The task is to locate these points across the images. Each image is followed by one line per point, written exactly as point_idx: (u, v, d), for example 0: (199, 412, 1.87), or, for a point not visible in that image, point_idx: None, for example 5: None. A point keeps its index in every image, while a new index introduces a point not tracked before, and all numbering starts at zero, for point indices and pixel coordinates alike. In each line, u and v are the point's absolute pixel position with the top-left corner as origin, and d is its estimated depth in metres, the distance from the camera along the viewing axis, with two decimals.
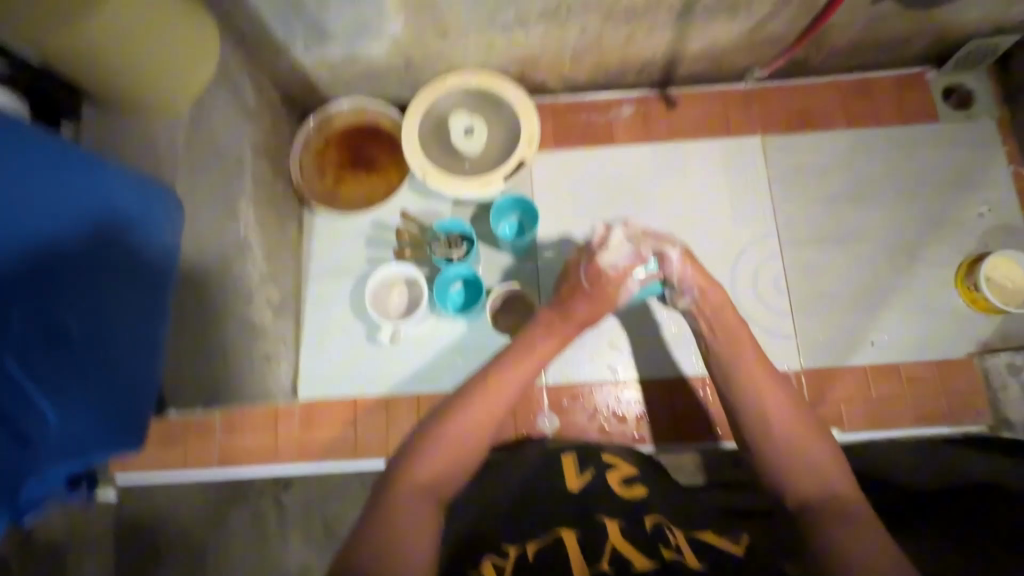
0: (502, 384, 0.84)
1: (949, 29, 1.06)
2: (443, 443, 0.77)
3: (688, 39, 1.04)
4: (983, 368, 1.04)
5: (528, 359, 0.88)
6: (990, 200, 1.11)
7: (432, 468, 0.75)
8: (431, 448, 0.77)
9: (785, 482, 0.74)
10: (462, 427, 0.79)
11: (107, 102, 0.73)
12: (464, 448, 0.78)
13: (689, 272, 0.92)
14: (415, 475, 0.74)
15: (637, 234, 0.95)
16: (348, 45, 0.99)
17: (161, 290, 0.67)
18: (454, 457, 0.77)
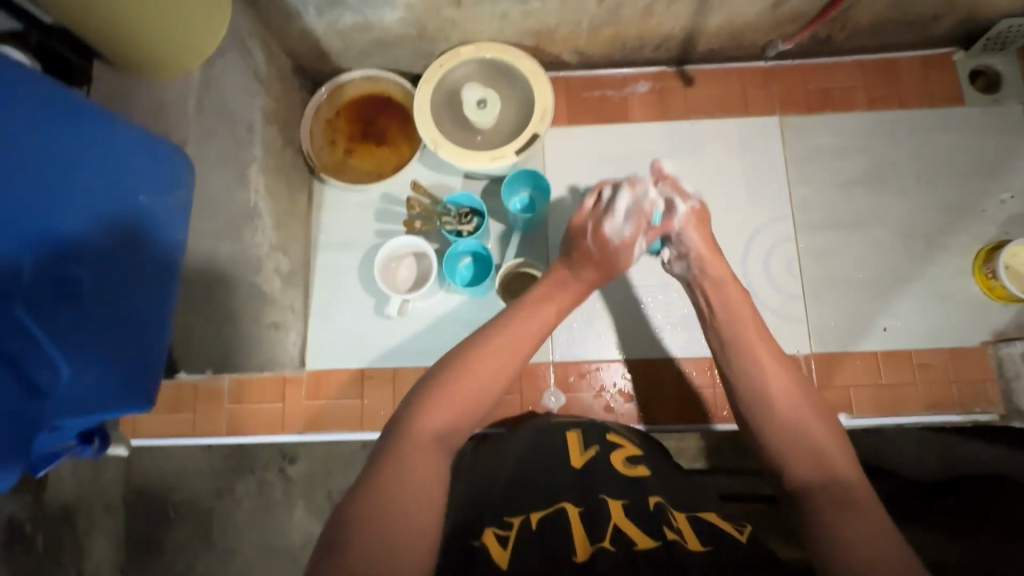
0: (519, 331, 0.77)
1: (980, 8, 1.03)
2: (453, 398, 0.68)
3: (709, 14, 1.02)
4: (997, 357, 1.03)
5: (545, 308, 0.82)
6: (1013, 186, 1.10)
7: (440, 425, 0.66)
8: (439, 401, 0.67)
9: (787, 464, 0.69)
10: (474, 381, 0.70)
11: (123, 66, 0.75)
12: (474, 405, 0.69)
13: (693, 232, 0.90)
14: (418, 433, 0.64)
15: (660, 176, 0.93)
16: (361, 12, 0.98)
17: (168, 249, 0.70)
18: (463, 415, 0.68)
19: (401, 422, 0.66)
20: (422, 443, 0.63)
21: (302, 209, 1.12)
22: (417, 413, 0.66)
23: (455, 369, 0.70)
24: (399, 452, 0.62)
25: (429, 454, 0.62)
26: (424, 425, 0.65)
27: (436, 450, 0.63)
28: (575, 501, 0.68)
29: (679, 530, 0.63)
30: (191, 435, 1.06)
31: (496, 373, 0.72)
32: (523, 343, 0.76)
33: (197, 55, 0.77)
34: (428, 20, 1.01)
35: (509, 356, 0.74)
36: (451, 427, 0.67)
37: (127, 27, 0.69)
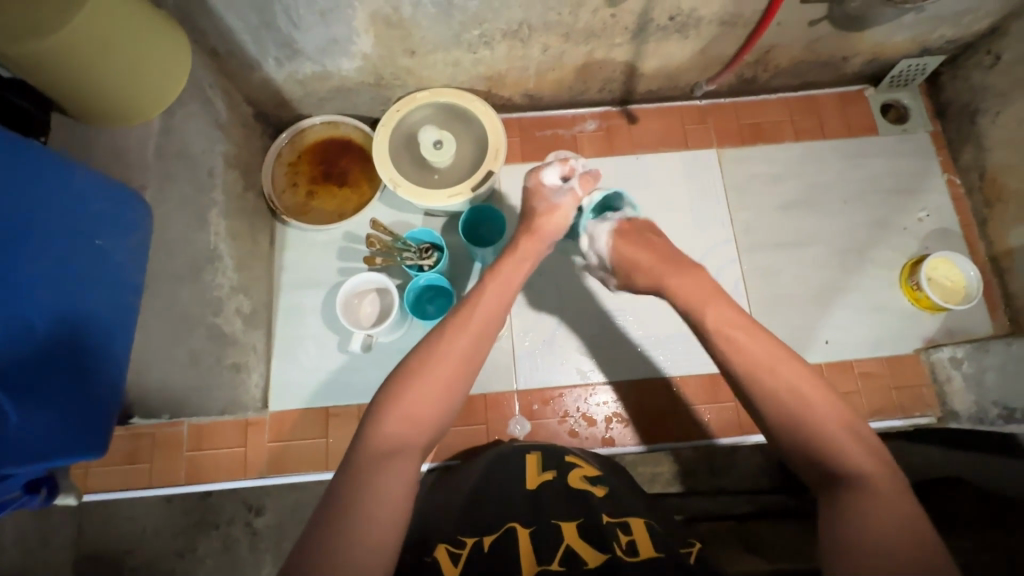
0: (468, 330, 0.76)
1: (881, 50, 1.16)
2: (413, 402, 0.69)
3: (646, 59, 1.11)
4: (929, 362, 1.11)
5: (495, 301, 0.81)
6: (927, 206, 1.21)
7: (403, 429, 0.68)
8: (401, 407, 0.69)
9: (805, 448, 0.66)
10: (427, 390, 0.70)
11: (81, 117, 0.76)
12: (438, 404, 0.71)
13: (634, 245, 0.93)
14: (383, 439, 0.66)
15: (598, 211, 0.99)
16: (320, 62, 1.03)
17: (124, 293, 0.70)
18: (424, 416, 0.69)
19: (367, 430, 0.67)
20: (387, 449, 0.65)
21: (264, 250, 1.13)
22: (380, 422, 0.67)
23: (414, 374, 0.71)
24: (365, 459, 0.64)
25: (395, 457, 0.65)
26: (387, 430, 0.67)
27: (402, 453, 0.65)
28: (525, 521, 0.68)
29: (631, 540, 0.64)
30: (146, 485, 1.02)
31: (453, 368, 0.73)
32: (480, 335, 0.77)
33: (156, 104, 0.80)
34: (385, 68, 1.07)
35: (467, 348, 0.75)
36: (416, 427, 0.68)
37: (87, 82, 0.71)
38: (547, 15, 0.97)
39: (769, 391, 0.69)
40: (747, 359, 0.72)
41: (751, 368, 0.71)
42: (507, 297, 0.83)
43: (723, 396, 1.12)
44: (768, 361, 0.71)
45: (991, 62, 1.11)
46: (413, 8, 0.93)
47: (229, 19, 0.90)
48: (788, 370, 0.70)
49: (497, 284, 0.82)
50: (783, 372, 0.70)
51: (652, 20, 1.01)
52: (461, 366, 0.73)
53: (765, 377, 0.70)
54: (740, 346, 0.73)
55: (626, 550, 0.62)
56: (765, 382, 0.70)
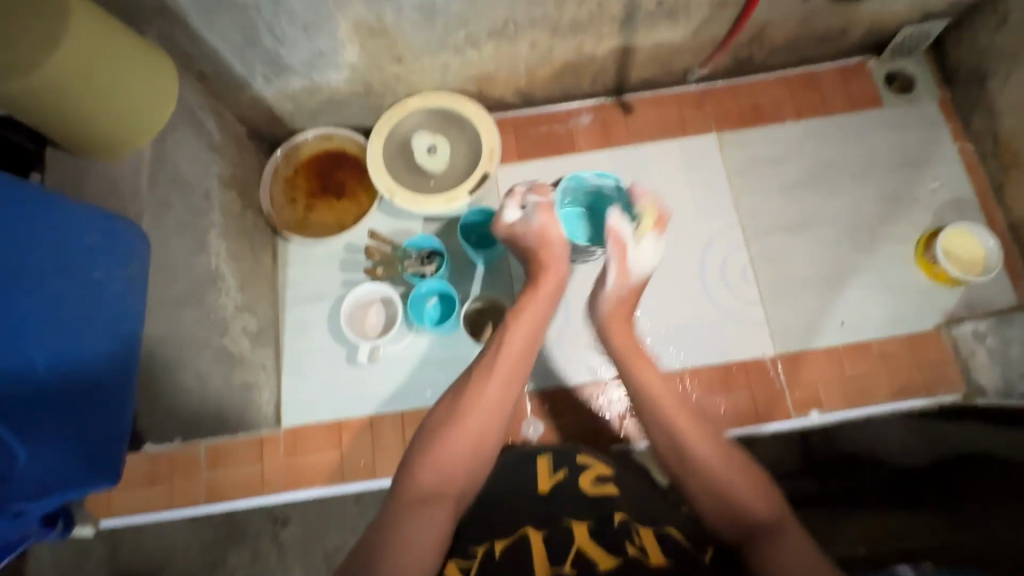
0: (501, 374, 0.78)
1: (881, 19, 1.12)
2: (445, 452, 0.72)
3: (636, 48, 1.09)
4: (950, 338, 1.08)
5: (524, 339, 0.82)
6: (940, 177, 1.17)
7: (439, 475, 0.70)
8: (436, 453, 0.72)
9: (721, 506, 0.69)
10: (463, 435, 0.73)
11: (81, 152, 0.78)
12: (473, 448, 0.73)
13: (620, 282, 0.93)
14: (417, 489, 0.69)
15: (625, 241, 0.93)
16: (308, 76, 1.03)
17: (127, 321, 0.71)
18: (456, 464, 0.71)
19: (405, 476, 0.71)
20: (419, 497, 0.67)
21: (267, 267, 1.13)
22: (417, 468, 0.71)
23: (449, 419, 0.74)
24: (398, 509, 0.66)
25: (427, 506, 0.67)
26: (420, 480, 0.69)
27: (434, 502, 0.67)
28: (537, 526, 0.67)
29: (643, 546, 0.62)
30: (169, 507, 1.03)
31: (485, 417, 0.75)
32: (510, 379, 0.78)
33: (147, 131, 0.80)
34: (373, 77, 1.06)
35: (497, 395, 0.77)
36: (447, 477, 0.70)
37: (77, 117, 0.72)
38: (531, 10, 0.95)
39: (688, 452, 0.73)
40: (663, 420, 0.76)
41: (668, 428, 0.76)
42: (536, 337, 0.84)
43: (738, 384, 1.10)
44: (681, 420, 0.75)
45: (998, 23, 1.07)
46: (395, 15, 0.92)
47: (213, 41, 0.90)
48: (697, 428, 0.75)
49: (524, 324, 0.84)
50: (685, 423, 0.75)
51: (640, 7, 0.98)
52: (492, 414, 0.75)
53: (669, 429, 0.76)
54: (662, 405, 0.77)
55: (638, 554, 0.61)
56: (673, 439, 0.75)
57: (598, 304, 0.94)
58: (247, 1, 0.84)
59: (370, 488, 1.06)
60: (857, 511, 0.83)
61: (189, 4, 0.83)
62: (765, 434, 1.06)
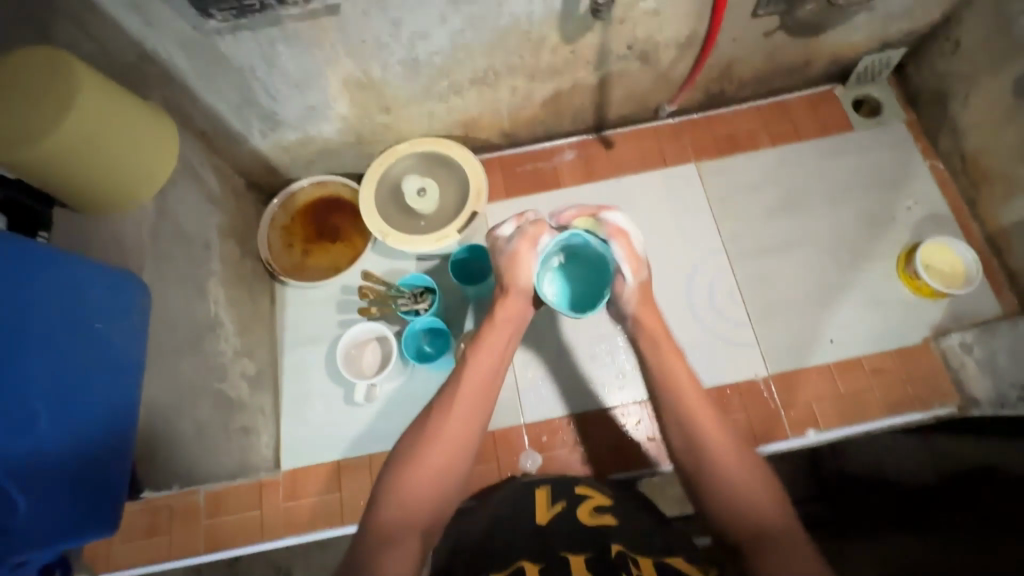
0: (465, 399, 0.78)
1: (842, 50, 1.19)
2: (411, 486, 0.71)
3: (612, 87, 1.15)
4: (940, 351, 1.09)
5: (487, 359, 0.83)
6: (914, 194, 1.21)
7: (409, 505, 0.70)
8: (405, 483, 0.71)
9: (723, 503, 0.69)
10: (432, 463, 0.73)
11: None
12: (442, 475, 0.73)
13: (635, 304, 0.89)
14: (388, 517, 0.69)
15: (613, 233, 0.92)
16: (302, 129, 1.09)
17: (123, 372, 0.74)
18: (427, 491, 0.72)
19: (375, 506, 0.71)
20: (385, 534, 0.67)
21: (265, 311, 1.16)
22: (387, 498, 0.71)
23: (416, 447, 0.74)
24: (366, 546, 0.66)
25: (396, 543, 0.66)
26: (388, 513, 0.69)
27: (401, 538, 0.67)
28: (535, 557, 0.66)
29: (641, 573, 0.63)
30: (166, 559, 1.01)
31: (451, 449, 0.75)
32: (474, 407, 0.78)
33: (148, 186, 0.85)
34: (364, 126, 1.12)
35: (463, 423, 0.77)
36: (414, 511, 0.70)
37: (81, 177, 0.76)
38: (509, 59, 1.01)
39: (709, 456, 0.72)
40: (687, 422, 0.75)
41: (688, 425, 0.75)
42: (499, 361, 0.84)
43: (734, 406, 1.10)
44: (704, 425, 0.75)
45: (952, 48, 1.13)
46: (381, 69, 0.98)
47: (212, 101, 0.96)
48: (720, 433, 0.74)
49: (486, 349, 0.84)
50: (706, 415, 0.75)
51: (611, 51, 1.05)
52: (459, 438, 0.75)
53: (687, 414, 0.76)
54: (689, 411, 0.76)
55: None
56: (693, 428, 0.75)
57: (623, 302, 0.90)
58: (243, 64, 0.90)
59: None
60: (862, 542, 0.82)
61: (189, 70, 0.89)
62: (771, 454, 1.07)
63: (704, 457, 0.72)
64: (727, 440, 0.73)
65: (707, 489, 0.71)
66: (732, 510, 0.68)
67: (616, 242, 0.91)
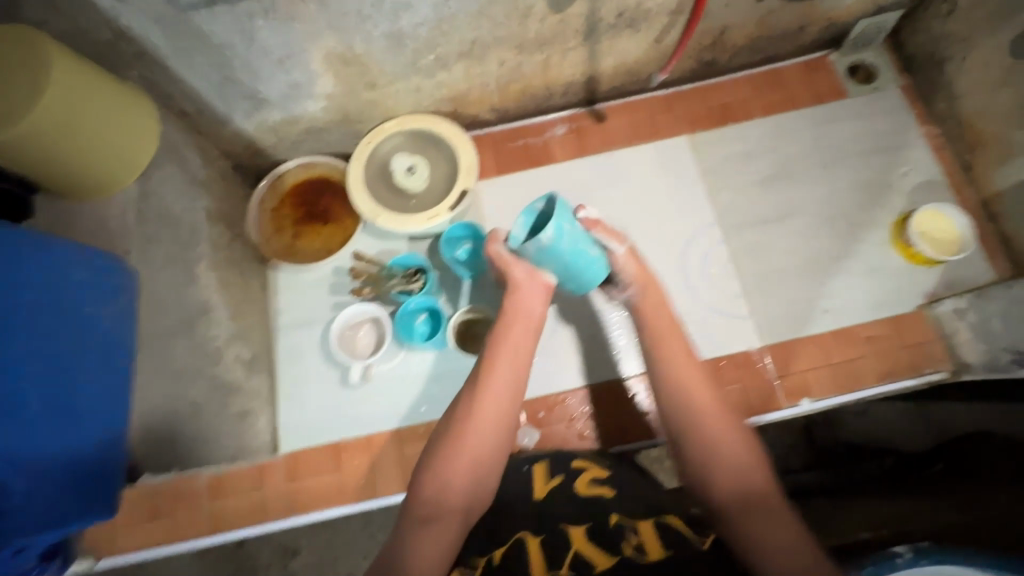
0: (498, 386, 0.75)
1: (837, 14, 1.16)
2: (450, 470, 0.69)
3: (602, 57, 1.12)
4: (934, 316, 1.09)
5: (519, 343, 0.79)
6: (909, 161, 1.20)
7: (443, 495, 0.68)
8: (439, 472, 0.69)
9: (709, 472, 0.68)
10: (466, 452, 0.70)
11: (65, 197, 0.80)
12: (476, 464, 0.70)
13: (632, 267, 0.86)
14: (422, 505, 0.67)
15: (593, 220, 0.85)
16: (287, 108, 1.06)
17: (113, 356, 0.74)
18: (460, 479, 0.69)
19: (409, 494, 0.69)
20: (425, 515, 0.66)
21: (257, 295, 1.15)
22: (421, 486, 0.69)
23: (450, 435, 0.71)
24: (405, 528, 0.65)
25: (431, 526, 0.65)
26: (426, 496, 0.67)
27: (440, 519, 0.66)
28: (535, 532, 0.68)
29: (643, 544, 0.65)
30: (169, 542, 1.01)
31: (489, 429, 0.72)
32: (508, 392, 0.74)
33: (132, 170, 0.84)
34: (350, 104, 1.09)
35: (499, 404, 0.73)
36: (454, 495, 0.68)
37: (66, 163, 0.74)
38: (496, 29, 0.99)
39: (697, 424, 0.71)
40: (680, 389, 0.74)
41: (680, 393, 0.74)
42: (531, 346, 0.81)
43: (728, 378, 1.11)
44: (695, 393, 0.74)
45: (949, 9, 1.10)
46: (365, 43, 0.95)
47: (192, 79, 0.94)
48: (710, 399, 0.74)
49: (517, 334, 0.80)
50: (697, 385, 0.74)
51: (601, 20, 1.02)
52: (494, 425, 0.72)
53: (679, 383, 0.75)
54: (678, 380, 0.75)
55: (634, 553, 0.64)
56: (683, 399, 0.74)
57: (620, 273, 0.87)
58: (222, 40, 0.88)
59: (370, 509, 1.07)
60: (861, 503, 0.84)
61: (166, 47, 0.86)
62: (767, 423, 1.07)
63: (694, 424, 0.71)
64: (717, 410, 0.73)
65: (697, 457, 0.70)
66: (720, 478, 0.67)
67: (595, 231, 0.85)
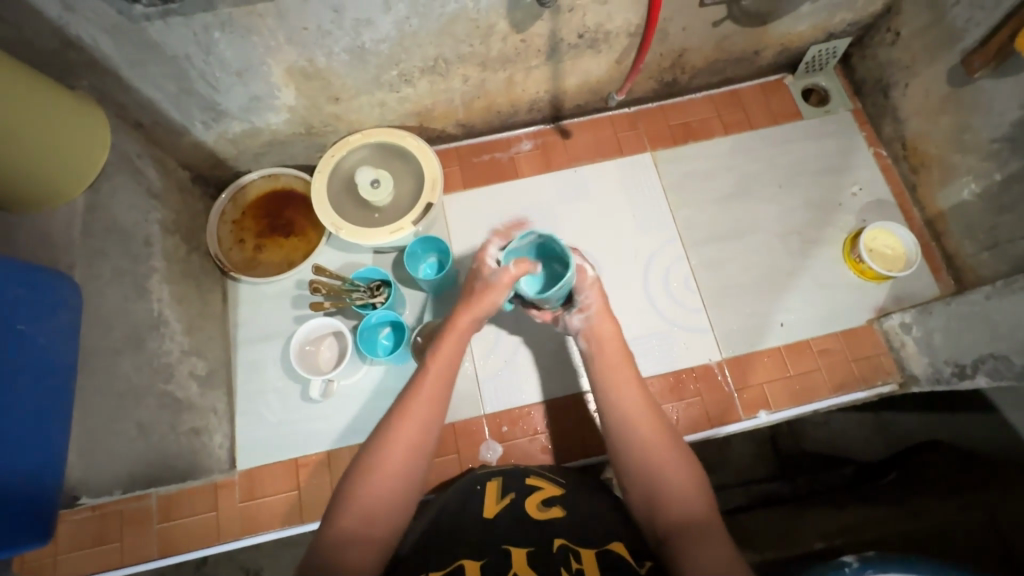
0: (420, 410, 0.75)
1: (790, 40, 1.21)
2: (371, 496, 0.69)
3: (565, 76, 1.15)
4: (883, 330, 1.14)
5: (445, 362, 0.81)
6: (860, 180, 1.25)
7: (361, 522, 0.67)
8: (357, 498, 0.69)
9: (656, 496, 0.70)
10: (386, 476, 0.70)
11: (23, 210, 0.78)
12: (397, 487, 0.70)
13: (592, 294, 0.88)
14: (339, 532, 0.67)
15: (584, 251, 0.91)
16: (248, 120, 1.05)
17: (50, 374, 0.71)
18: (378, 504, 0.69)
19: (326, 522, 0.68)
20: (341, 544, 0.65)
21: (216, 309, 1.13)
22: (339, 513, 0.68)
23: (368, 461, 0.71)
24: (320, 556, 0.64)
25: (349, 554, 0.65)
26: (347, 524, 0.67)
27: (356, 547, 0.65)
28: (476, 556, 0.64)
29: (580, 570, 0.61)
30: (120, 565, 0.99)
31: (410, 452, 0.72)
32: (430, 414, 0.76)
33: (84, 174, 0.82)
34: (313, 117, 1.09)
35: (420, 426, 0.74)
36: (376, 519, 0.68)
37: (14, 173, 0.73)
38: (459, 47, 1.00)
39: (640, 451, 0.74)
40: (626, 417, 0.77)
41: (624, 423, 0.77)
42: (453, 366, 0.82)
43: (689, 391, 1.13)
44: (641, 424, 0.76)
45: (893, 38, 1.16)
46: (326, 57, 0.95)
47: (148, 90, 0.92)
48: (655, 430, 0.75)
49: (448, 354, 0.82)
50: (640, 414, 0.77)
51: (562, 40, 1.04)
52: (416, 448, 0.73)
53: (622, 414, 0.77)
54: (625, 411, 0.77)
55: None
56: (626, 427, 0.76)
57: (583, 294, 0.88)
58: (178, 52, 0.87)
59: None
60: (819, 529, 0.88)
61: (118, 57, 0.85)
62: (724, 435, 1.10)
63: (638, 454, 0.74)
64: (660, 438, 0.75)
65: (638, 481, 0.73)
66: (663, 503, 0.69)
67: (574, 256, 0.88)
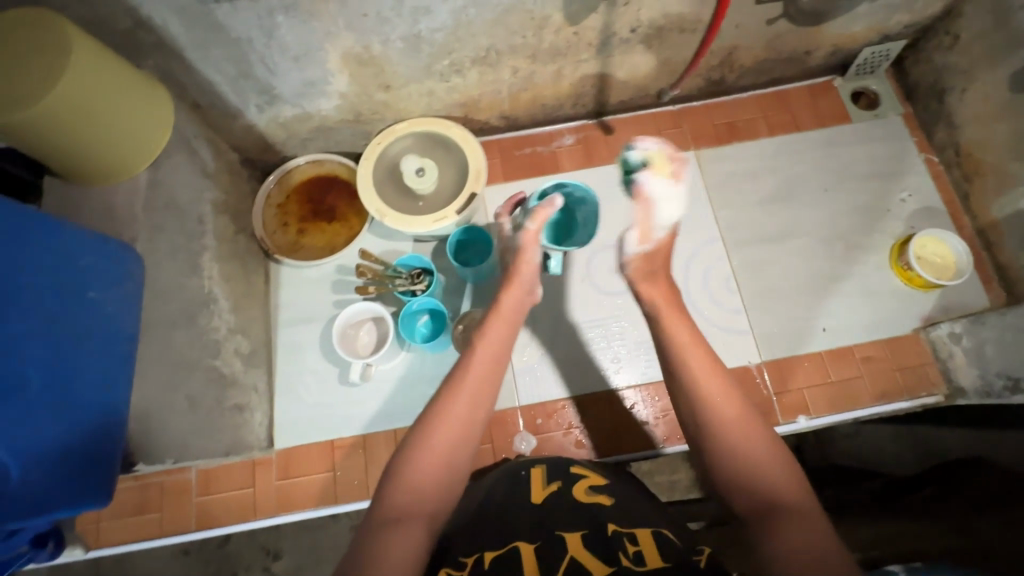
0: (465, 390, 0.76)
1: (842, 41, 1.19)
2: (416, 476, 0.69)
3: (613, 71, 1.14)
4: (929, 340, 1.11)
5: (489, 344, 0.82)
6: (909, 186, 1.22)
7: (411, 500, 0.68)
8: (407, 475, 0.69)
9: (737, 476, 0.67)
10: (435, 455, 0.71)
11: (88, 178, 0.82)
12: (445, 467, 0.71)
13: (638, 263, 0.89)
14: (390, 510, 0.67)
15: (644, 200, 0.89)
16: (300, 105, 1.07)
17: (115, 342, 0.74)
18: (428, 483, 0.69)
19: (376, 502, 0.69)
20: (392, 520, 0.65)
21: (259, 290, 1.15)
22: (389, 490, 0.69)
23: (417, 442, 0.72)
24: (370, 532, 0.64)
25: (399, 529, 0.64)
26: (392, 505, 0.67)
27: (407, 523, 0.65)
28: (528, 538, 0.64)
29: (639, 552, 0.60)
30: (159, 535, 1.02)
31: (457, 432, 0.73)
32: (475, 394, 0.76)
33: (147, 154, 0.84)
34: (363, 104, 1.10)
35: (466, 407, 0.75)
36: (421, 499, 0.68)
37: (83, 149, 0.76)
38: (511, 38, 1.00)
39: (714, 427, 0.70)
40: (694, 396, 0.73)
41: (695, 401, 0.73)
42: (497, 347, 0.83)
43: None
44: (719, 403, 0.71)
45: (951, 41, 1.14)
46: (382, 44, 0.96)
47: (208, 72, 0.94)
48: (736, 411, 0.71)
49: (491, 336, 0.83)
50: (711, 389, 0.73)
51: (615, 33, 1.04)
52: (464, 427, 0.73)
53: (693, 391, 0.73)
54: (698, 392, 0.73)
55: (633, 561, 0.59)
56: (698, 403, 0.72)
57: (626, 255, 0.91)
58: (241, 35, 0.89)
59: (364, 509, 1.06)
60: (847, 523, 0.85)
61: (184, 39, 0.87)
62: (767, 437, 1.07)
63: (721, 437, 0.69)
64: (734, 413, 0.71)
65: (717, 460, 0.69)
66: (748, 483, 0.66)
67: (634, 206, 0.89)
